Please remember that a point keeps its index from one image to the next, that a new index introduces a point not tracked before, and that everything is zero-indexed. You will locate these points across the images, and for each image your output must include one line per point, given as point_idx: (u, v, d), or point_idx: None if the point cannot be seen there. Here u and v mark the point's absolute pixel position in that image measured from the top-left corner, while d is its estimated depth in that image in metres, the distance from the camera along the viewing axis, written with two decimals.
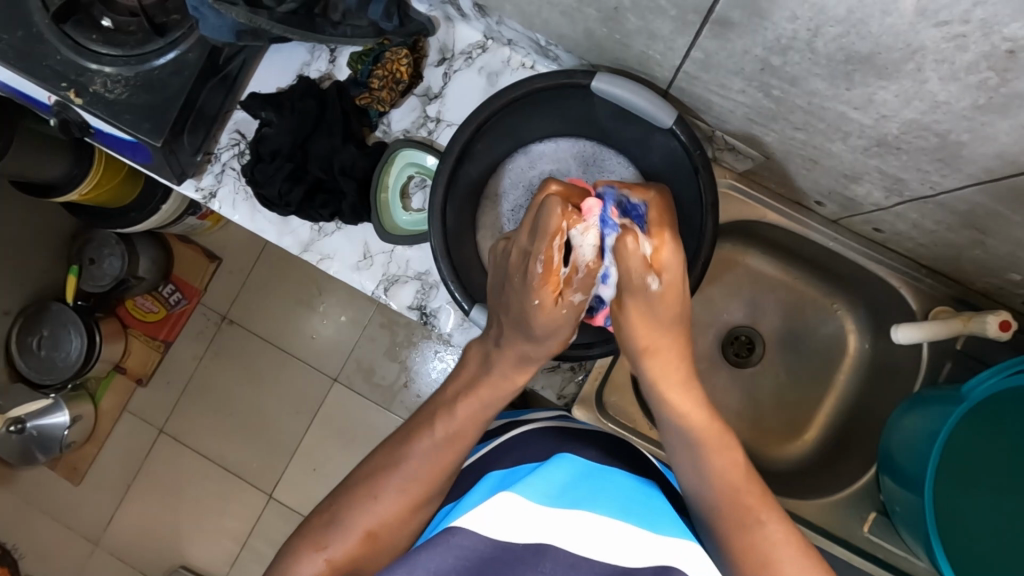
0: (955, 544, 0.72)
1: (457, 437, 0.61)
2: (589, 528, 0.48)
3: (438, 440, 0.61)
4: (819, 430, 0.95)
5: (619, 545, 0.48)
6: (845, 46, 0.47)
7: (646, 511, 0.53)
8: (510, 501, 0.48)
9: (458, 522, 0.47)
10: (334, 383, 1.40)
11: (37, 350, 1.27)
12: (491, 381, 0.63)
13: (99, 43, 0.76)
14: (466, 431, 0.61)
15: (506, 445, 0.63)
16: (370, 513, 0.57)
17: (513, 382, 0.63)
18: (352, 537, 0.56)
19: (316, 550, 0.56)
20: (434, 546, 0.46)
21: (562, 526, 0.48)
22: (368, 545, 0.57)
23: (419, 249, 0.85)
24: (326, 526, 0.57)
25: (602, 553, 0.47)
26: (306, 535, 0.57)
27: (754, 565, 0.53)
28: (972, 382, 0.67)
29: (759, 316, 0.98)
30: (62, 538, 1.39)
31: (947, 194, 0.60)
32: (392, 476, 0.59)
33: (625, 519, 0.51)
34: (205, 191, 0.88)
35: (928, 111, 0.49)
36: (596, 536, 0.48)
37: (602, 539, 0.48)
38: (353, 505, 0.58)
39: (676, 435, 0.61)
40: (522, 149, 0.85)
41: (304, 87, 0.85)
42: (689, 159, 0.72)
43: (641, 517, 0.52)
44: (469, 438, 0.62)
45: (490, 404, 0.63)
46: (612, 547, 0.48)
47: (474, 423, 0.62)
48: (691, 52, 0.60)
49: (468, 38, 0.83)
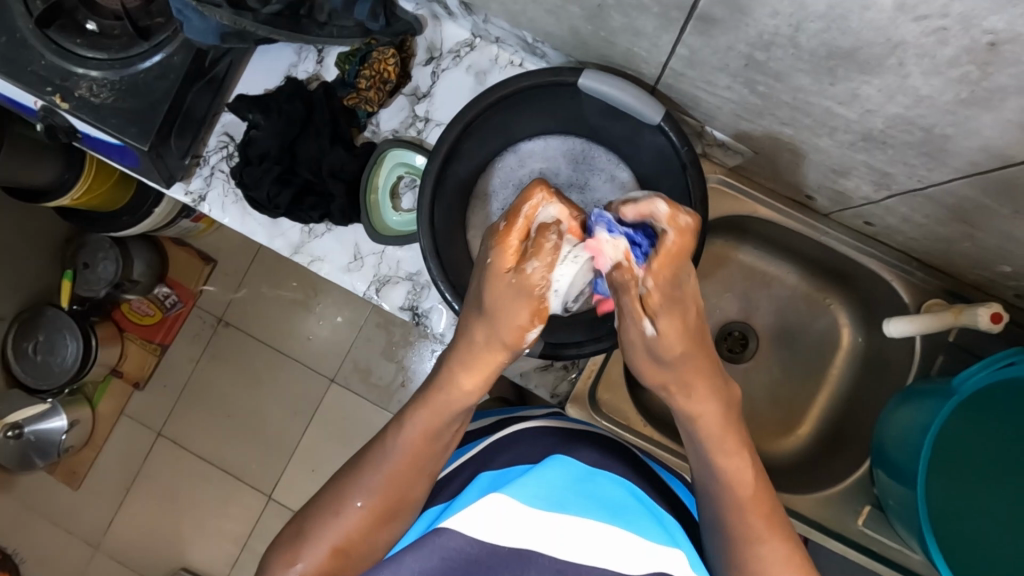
0: (949, 537, 0.72)
1: (413, 448, 0.59)
2: (576, 531, 0.48)
3: (393, 453, 0.59)
4: (813, 424, 0.95)
5: (607, 550, 0.48)
6: (827, 41, 0.46)
7: (634, 516, 0.53)
8: (500, 502, 0.48)
9: (445, 522, 0.48)
10: (331, 384, 1.40)
11: (33, 355, 1.27)
12: (439, 391, 0.60)
13: (84, 47, 0.76)
14: (423, 443, 0.59)
15: (503, 443, 0.63)
16: (334, 530, 0.56)
17: (463, 392, 0.59)
18: (320, 553, 0.56)
19: (290, 563, 0.55)
20: (420, 546, 0.47)
21: (551, 530, 0.48)
22: (338, 560, 0.56)
23: (410, 249, 0.85)
24: (298, 539, 0.57)
25: (589, 558, 0.47)
26: (282, 548, 0.57)
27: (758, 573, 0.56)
28: (962, 374, 0.67)
29: (752, 311, 0.98)
30: (62, 542, 1.39)
31: (935, 187, 0.60)
32: (353, 490, 0.58)
33: (612, 523, 0.50)
34: (194, 194, 0.87)
35: (913, 105, 0.49)
36: (584, 540, 0.48)
37: (589, 543, 0.48)
38: (323, 517, 0.57)
39: (691, 434, 0.61)
40: (511, 148, 0.84)
41: (291, 88, 0.84)
42: (677, 156, 0.72)
43: (629, 521, 0.52)
44: (428, 449, 0.60)
45: (443, 415, 0.59)
46: (597, 550, 0.48)
47: (427, 435, 0.59)
48: (676, 49, 0.60)
49: (456, 36, 0.83)
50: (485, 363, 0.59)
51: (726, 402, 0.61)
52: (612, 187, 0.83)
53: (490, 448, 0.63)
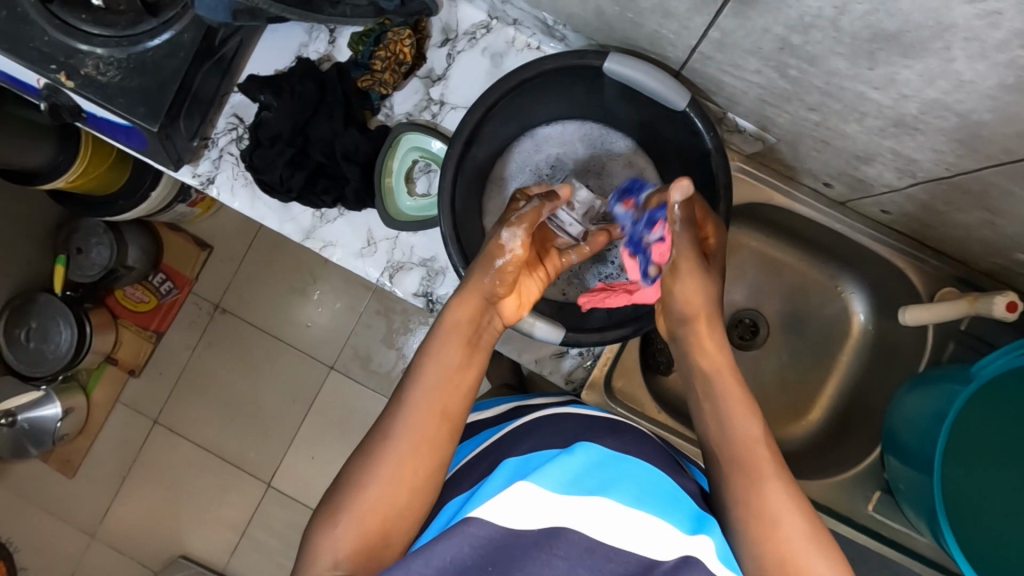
0: (964, 523, 0.74)
1: (440, 376, 0.58)
2: (604, 513, 0.49)
3: (422, 386, 0.58)
4: (823, 410, 0.96)
5: (631, 534, 0.48)
6: (871, 24, 0.46)
7: (661, 502, 0.53)
8: (524, 491, 0.48)
9: (474, 512, 0.47)
10: (330, 371, 1.39)
11: (26, 342, 1.24)
12: (452, 319, 0.62)
13: (89, 23, 0.73)
14: (448, 373, 0.59)
15: (520, 433, 0.61)
16: (374, 476, 0.53)
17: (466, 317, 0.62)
18: (364, 510, 0.52)
19: (332, 522, 0.52)
20: (448, 537, 0.46)
21: (578, 513, 0.48)
22: (383, 513, 0.52)
23: (424, 235, 0.84)
24: (339, 495, 0.54)
25: (612, 537, 0.48)
26: (323, 514, 0.53)
27: (761, 515, 0.53)
28: (981, 361, 0.68)
29: (763, 299, 0.99)
30: (59, 531, 1.38)
31: (962, 174, 0.60)
32: (389, 434, 0.55)
33: (638, 507, 0.51)
34: (202, 176, 0.85)
35: (952, 90, 0.49)
36: (608, 524, 0.48)
37: (612, 526, 0.48)
38: (362, 476, 0.54)
39: (701, 383, 0.63)
40: (528, 132, 0.83)
41: (303, 68, 0.82)
42: (701, 140, 0.70)
43: (656, 506, 0.52)
44: (455, 382, 0.59)
45: (458, 338, 0.61)
46: (618, 532, 0.48)
47: (452, 365, 0.59)
48: (707, 32, 0.59)
49: (472, 18, 0.81)
50: (477, 292, 0.63)
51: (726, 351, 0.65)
52: (629, 172, 0.83)
53: (506, 439, 0.61)
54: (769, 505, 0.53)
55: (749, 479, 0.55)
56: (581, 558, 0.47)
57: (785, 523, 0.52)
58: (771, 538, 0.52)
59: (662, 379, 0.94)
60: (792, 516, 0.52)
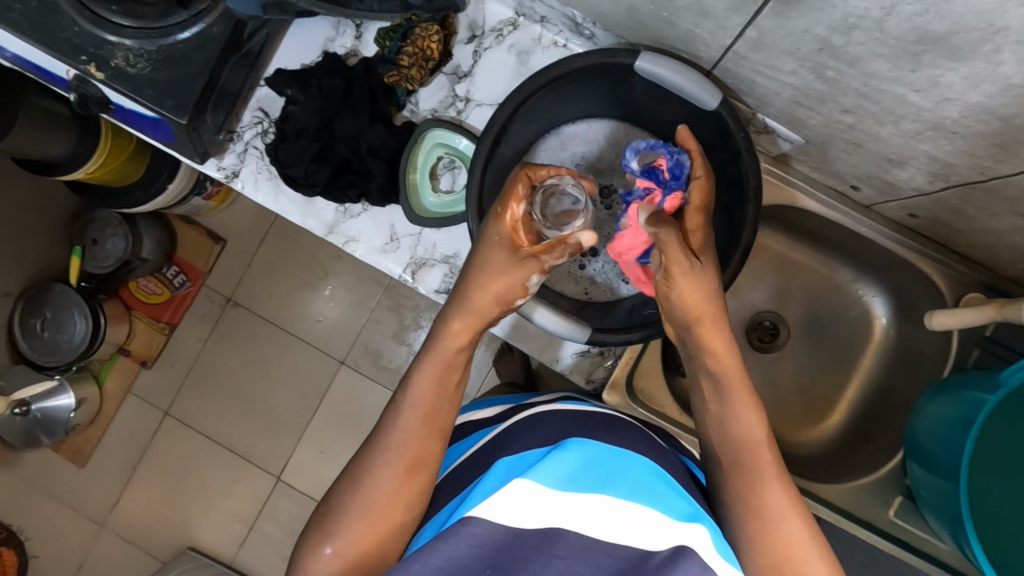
0: (988, 532, 0.73)
1: (425, 398, 0.59)
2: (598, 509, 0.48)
3: (404, 407, 0.58)
4: (841, 414, 0.95)
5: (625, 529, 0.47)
6: (919, 25, 0.45)
7: (655, 493, 0.51)
8: (522, 488, 0.47)
9: (473, 511, 0.46)
10: (341, 366, 1.39)
11: (40, 332, 1.24)
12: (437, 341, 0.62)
13: (119, 14, 0.73)
14: (431, 394, 0.59)
15: (516, 429, 0.59)
16: (362, 497, 0.54)
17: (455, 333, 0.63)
18: (353, 529, 0.53)
19: (320, 544, 0.53)
20: (447, 538, 0.45)
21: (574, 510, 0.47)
22: (372, 532, 0.53)
23: (447, 232, 0.84)
24: (328, 517, 0.55)
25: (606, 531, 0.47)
26: (311, 534, 0.55)
27: (759, 515, 0.54)
28: (1011, 369, 0.66)
29: (781, 302, 0.98)
30: (69, 520, 1.38)
31: (999, 179, 0.59)
32: (373, 455, 0.56)
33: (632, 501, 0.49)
34: (227, 170, 0.86)
35: (998, 93, 0.49)
36: (602, 520, 0.47)
37: (606, 521, 0.47)
38: (350, 496, 0.55)
39: (706, 379, 0.63)
40: (554, 130, 0.83)
41: (330, 63, 0.82)
42: (732, 141, 0.70)
43: (650, 498, 0.50)
44: (437, 403, 0.59)
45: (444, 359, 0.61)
46: (611, 526, 0.47)
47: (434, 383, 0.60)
48: (745, 31, 0.58)
49: (499, 14, 0.81)
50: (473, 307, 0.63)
51: (739, 354, 0.64)
52: None
53: (501, 437, 0.59)
54: (770, 507, 0.54)
55: (750, 479, 0.56)
56: (581, 556, 0.46)
57: (789, 522, 0.53)
58: (772, 537, 0.53)
59: (680, 380, 0.93)
60: (792, 511, 0.54)
